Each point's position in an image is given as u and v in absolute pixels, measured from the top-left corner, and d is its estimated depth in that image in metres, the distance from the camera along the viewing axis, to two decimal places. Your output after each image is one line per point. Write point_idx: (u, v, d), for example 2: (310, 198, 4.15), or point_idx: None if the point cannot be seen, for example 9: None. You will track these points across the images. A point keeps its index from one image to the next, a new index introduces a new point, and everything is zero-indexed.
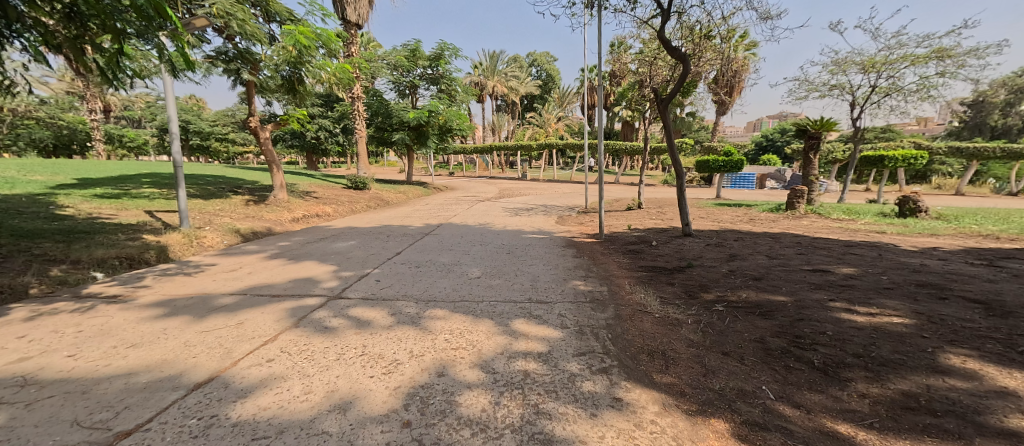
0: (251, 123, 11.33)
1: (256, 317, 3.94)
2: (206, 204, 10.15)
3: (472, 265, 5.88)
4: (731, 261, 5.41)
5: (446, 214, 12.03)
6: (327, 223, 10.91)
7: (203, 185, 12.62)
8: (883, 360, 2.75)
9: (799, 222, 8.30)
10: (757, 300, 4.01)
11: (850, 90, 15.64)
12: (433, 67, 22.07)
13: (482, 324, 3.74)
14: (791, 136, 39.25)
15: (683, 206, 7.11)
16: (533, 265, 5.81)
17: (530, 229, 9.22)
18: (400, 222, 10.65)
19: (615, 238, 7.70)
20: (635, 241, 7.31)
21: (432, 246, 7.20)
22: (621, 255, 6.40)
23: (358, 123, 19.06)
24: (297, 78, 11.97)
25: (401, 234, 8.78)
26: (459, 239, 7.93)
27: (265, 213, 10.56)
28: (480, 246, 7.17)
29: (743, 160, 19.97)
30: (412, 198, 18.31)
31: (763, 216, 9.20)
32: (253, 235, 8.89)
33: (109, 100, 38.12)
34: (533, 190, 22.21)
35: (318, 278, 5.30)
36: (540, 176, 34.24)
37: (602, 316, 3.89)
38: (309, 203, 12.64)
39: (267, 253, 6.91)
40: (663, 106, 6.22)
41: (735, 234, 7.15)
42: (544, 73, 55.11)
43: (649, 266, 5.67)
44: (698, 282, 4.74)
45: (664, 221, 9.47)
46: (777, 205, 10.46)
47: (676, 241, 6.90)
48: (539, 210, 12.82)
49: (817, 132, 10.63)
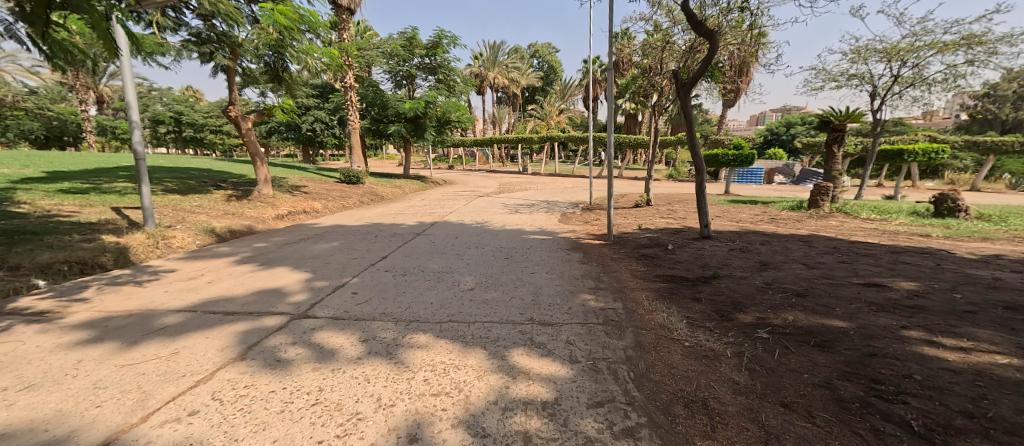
0: (229, 112, 10.39)
1: (197, 344, 3.23)
2: (182, 200, 9.43)
3: (465, 273, 5.15)
4: (764, 272, 4.66)
5: (441, 211, 11.28)
6: (314, 221, 10.19)
7: (183, 179, 11.87)
8: (1010, 426, 2.02)
9: (827, 222, 7.55)
10: (809, 325, 3.28)
11: (871, 80, 14.82)
12: (430, 56, 21.17)
13: (472, 355, 3.02)
14: (798, 130, 38.35)
15: (703, 206, 6.33)
16: (535, 274, 5.09)
17: (531, 229, 8.48)
18: (391, 220, 9.92)
19: (625, 240, 6.97)
20: (648, 244, 6.57)
21: (422, 249, 6.47)
22: (634, 261, 5.66)
23: (352, 114, 18.24)
24: (282, 64, 11.13)
25: (390, 233, 8.06)
26: (453, 240, 7.20)
27: (247, 210, 9.83)
28: (476, 249, 6.45)
29: (753, 154, 19.20)
30: (408, 193, 17.58)
31: (784, 215, 8.46)
32: (230, 235, 8.18)
33: (101, 91, 37.34)
34: (534, 185, 21.44)
35: (285, 289, 4.57)
36: (541, 170, 33.44)
37: (620, 346, 3.16)
38: (297, 199, 11.92)
39: (236, 257, 6.18)
40: (684, 92, 5.41)
41: (760, 236, 6.41)
42: (546, 65, 53.96)
43: (669, 275, 4.93)
44: (730, 298, 4.01)
45: (676, 220, 8.72)
46: (797, 203, 9.72)
47: (694, 245, 6.15)
48: (540, 207, 12.09)
49: (842, 124, 9.83)
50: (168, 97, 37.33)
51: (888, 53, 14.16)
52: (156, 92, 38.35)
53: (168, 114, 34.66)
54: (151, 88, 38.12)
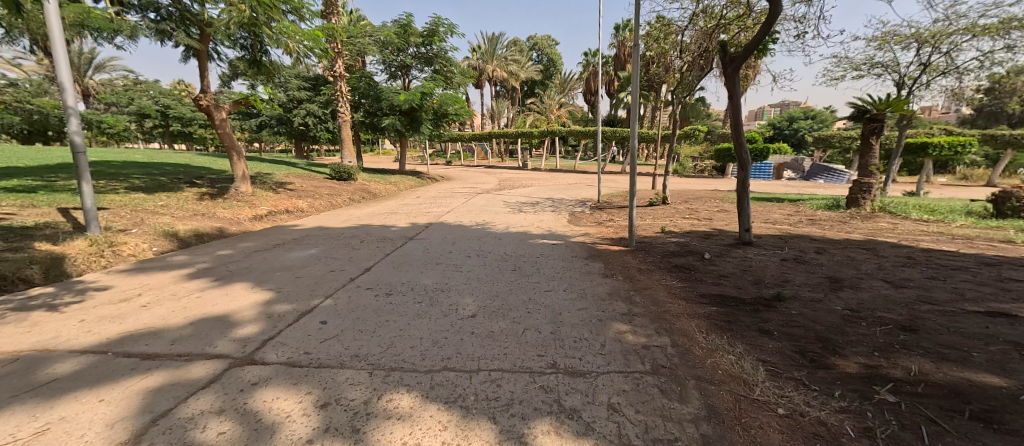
0: (200, 101, 9.18)
1: (77, 417, 2.23)
2: (145, 200, 8.41)
3: (465, 292, 4.17)
4: (841, 292, 3.71)
5: (437, 210, 10.28)
6: (295, 222, 9.20)
7: (153, 176, 10.83)
8: None
9: (878, 225, 6.62)
10: (950, 384, 2.31)
11: (897, 68, 13.86)
12: (426, 45, 20.06)
13: (478, 437, 2.06)
14: (803, 124, 37.45)
15: (744, 207, 5.32)
16: (551, 292, 4.15)
17: (538, 231, 7.50)
18: (382, 221, 8.95)
19: (650, 246, 6.01)
20: (678, 251, 5.62)
21: (413, 259, 5.48)
22: (669, 275, 4.68)
23: (342, 106, 17.08)
24: (260, 47, 10.05)
25: (378, 237, 7.09)
26: (450, 246, 6.21)
27: (220, 210, 8.81)
28: (477, 258, 5.50)
29: None
30: (403, 190, 16.59)
31: (822, 216, 7.53)
32: (195, 240, 7.16)
33: (85, 84, 36.09)
34: (535, 181, 20.51)
35: (235, 319, 3.55)
36: (541, 166, 32.44)
37: (689, 417, 2.19)
38: (279, 197, 10.91)
39: (190, 270, 5.16)
40: (733, 70, 4.43)
41: (810, 242, 5.48)
42: (546, 58, 52.75)
43: (718, 294, 3.97)
44: (813, 331, 3.07)
45: (701, 220, 7.76)
46: (831, 202, 8.81)
47: (736, 253, 5.18)
48: (546, 205, 11.14)
49: (880, 114, 8.87)
50: (156, 91, 36.04)
51: (917, 38, 13.14)
52: (143, 85, 37.04)
53: (154, 108, 33.37)
54: (138, 81, 36.79)
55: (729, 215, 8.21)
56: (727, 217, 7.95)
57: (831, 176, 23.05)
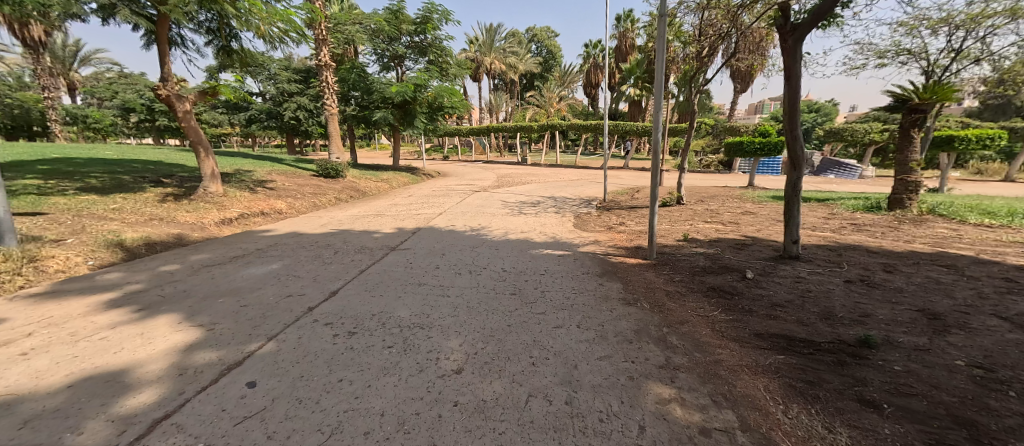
0: (158, 90, 8.11)
1: None
2: (95, 203, 7.44)
3: (450, 331, 3.22)
4: (949, 335, 2.77)
5: (428, 212, 9.31)
6: (269, 226, 8.24)
7: (116, 175, 9.86)
8: None
9: (938, 232, 5.67)
10: None
11: (925, 55, 12.73)
12: (420, 34, 18.84)
13: None
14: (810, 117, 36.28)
15: (793, 214, 4.35)
16: (561, 331, 3.21)
17: (541, 239, 6.52)
18: (365, 224, 7.96)
19: (674, 259, 5.07)
20: (710, 266, 4.68)
21: (391, 278, 4.52)
22: (707, 302, 3.73)
23: (328, 98, 15.94)
24: (228, 31, 9.06)
25: (357, 246, 6.14)
26: (438, 259, 5.25)
27: (182, 213, 7.83)
28: (468, 276, 4.56)
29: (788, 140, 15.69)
30: (395, 188, 15.62)
31: (866, 220, 6.60)
32: (144, 251, 6.19)
33: (70, 77, 34.85)
34: (535, 178, 19.55)
35: (132, 379, 2.60)
36: (541, 161, 31.43)
37: None
38: (255, 197, 9.93)
39: (115, 294, 4.20)
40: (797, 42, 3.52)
41: (872, 256, 4.53)
42: (545, 50, 51.40)
43: (781, 335, 3.03)
44: (942, 406, 2.13)
45: (727, 224, 6.80)
46: (869, 203, 7.85)
47: (784, 271, 4.23)
48: (548, 205, 10.18)
49: (925, 103, 7.83)
50: (143, 83, 34.76)
51: (949, 23, 12.12)
52: (130, 78, 35.81)
53: (140, 102, 32.20)
54: (123, 73, 35.50)
55: (756, 217, 7.25)
56: (755, 220, 6.99)
57: (843, 171, 22.06)
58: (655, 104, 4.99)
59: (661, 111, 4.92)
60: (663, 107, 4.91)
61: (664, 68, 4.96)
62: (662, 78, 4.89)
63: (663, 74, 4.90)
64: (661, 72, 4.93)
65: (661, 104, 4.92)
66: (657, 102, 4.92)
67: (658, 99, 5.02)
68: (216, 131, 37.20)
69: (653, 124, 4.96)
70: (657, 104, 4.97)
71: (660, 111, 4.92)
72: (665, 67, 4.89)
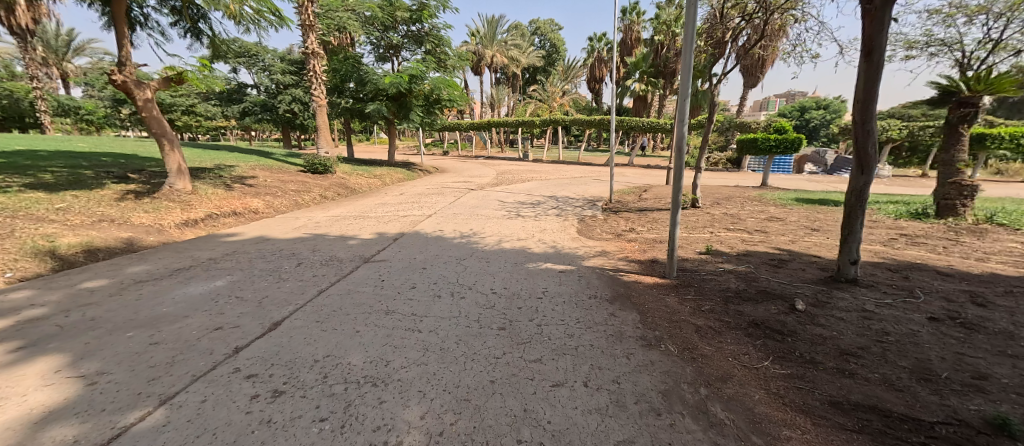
0: (112, 76, 7.24)
1: None
2: (39, 201, 6.64)
3: (411, 392, 2.37)
4: None
5: (416, 213, 8.44)
6: (238, 228, 7.42)
7: (77, 169, 9.02)
8: None
9: (1011, 246, 4.77)
10: None
11: (959, 46, 11.67)
12: (417, 23, 17.91)
13: None
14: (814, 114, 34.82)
15: (855, 231, 3.48)
16: (562, 393, 2.35)
17: (539, 248, 5.66)
18: (342, 228, 7.10)
19: (700, 279, 4.20)
20: (745, 289, 3.80)
21: (352, 303, 3.66)
22: (753, 345, 2.86)
23: (316, 88, 14.97)
24: (195, 11, 8.23)
25: (326, 255, 5.29)
26: (415, 276, 4.39)
27: (139, 214, 7.00)
28: (448, 301, 3.72)
29: (804, 137, 14.71)
30: (387, 184, 14.77)
31: (916, 229, 5.71)
32: (81, 260, 5.36)
33: (63, 67, 33.97)
34: (537, 174, 18.63)
35: None
36: (543, 156, 30.49)
37: None
38: (229, 195, 9.12)
39: (4, 322, 3.36)
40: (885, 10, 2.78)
41: (950, 281, 3.64)
42: (549, 43, 50.22)
43: (869, 407, 2.16)
44: None
45: (754, 232, 5.92)
46: (912, 210, 6.95)
47: (844, 301, 3.35)
48: (549, 207, 9.28)
49: (975, 96, 6.90)
50: None
51: (989, 11, 11.03)
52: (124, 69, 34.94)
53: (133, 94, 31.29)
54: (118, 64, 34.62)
55: (785, 224, 6.37)
56: (786, 227, 6.11)
57: None
58: (680, 91, 4.10)
59: (687, 101, 4.04)
60: (690, 95, 4.03)
61: (693, 45, 4.06)
62: (690, 59, 4.00)
63: (691, 53, 4.00)
64: (688, 48, 4.03)
65: (688, 91, 4.04)
66: (683, 90, 4.03)
67: (683, 86, 4.13)
68: (211, 124, 36.27)
69: (677, 116, 4.08)
70: (683, 91, 4.07)
71: (686, 101, 4.04)
72: (693, 46, 4.00)
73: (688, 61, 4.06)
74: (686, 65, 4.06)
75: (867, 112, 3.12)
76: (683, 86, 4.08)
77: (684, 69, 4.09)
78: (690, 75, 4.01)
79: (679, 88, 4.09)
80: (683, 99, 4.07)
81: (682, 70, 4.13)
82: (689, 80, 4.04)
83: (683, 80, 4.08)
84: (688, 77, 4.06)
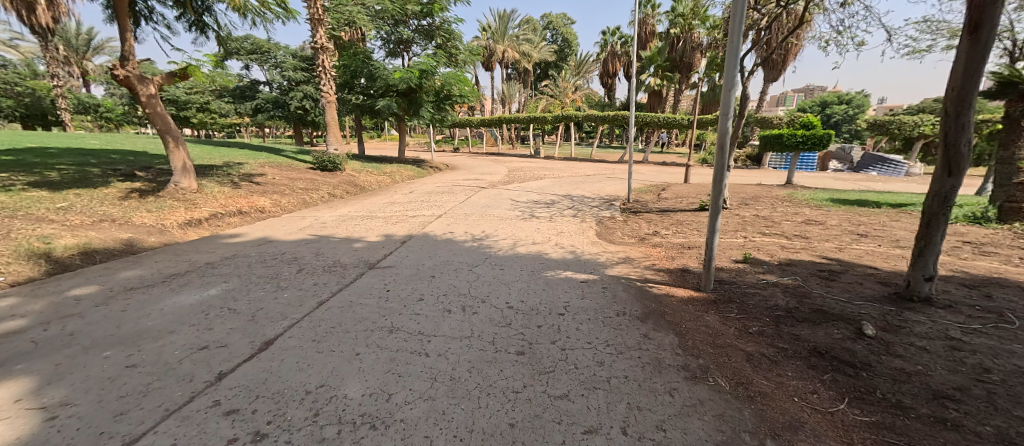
0: (115, 71, 7.03)
1: None
2: (40, 200, 6.46)
3: (416, 438, 1.98)
4: None
5: (425, 213, 8.08)
6: (242, 229, 7.16)
7: (84, 167, 8.90)
8: None
9: None
10: None
11: (1009, 34, 10.79)
12: (427, 17, 17.55)
13: None
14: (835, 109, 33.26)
15: (934, 243, 3.01)
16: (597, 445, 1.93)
17: (557, 253, 5.23)
18: (348, 229, 6.77)
19: (742, 294, 3.72)
20: (798, 308, 3.32)
21: (352, 318, 3.29)
22: (822, 381, 2.40)
23: (326, 84, 14.71)
24: (199, 3, 7.98)
25: (329, 260, 4.95)
26: (423, 286, 4.01)
27: (141, 214, 6.79)
28: (459, 317, 3.33)
29: (832, 133, 13.93)
30: (397, 182, 14.49)
31: (978, 235, 5.12)
32: (78, 263, 5.13)
33: (83, 66, 34.48)
34: (549, 172, 18.14)
35: None
36: (555, 153, 29.94)
37: None
38: (235, 193, 8.89)
39: None
40: None
41: None
42: (561, 38, 49.39)
43: None
44: None
45: (794, 237, 5.38)
46: (968, 214, 6.29)
47: (921, 326, 2.86)
48: (564, 207, 8.82)
49: None
50: None
51: None
52: None
53: None
54: None
55: (826, 228, 5.82)
56: (828, 232, 5.56)
57: (886, 168, 19.69)
58: (725, 78, 3.53)
59: (734, 90, 3.47)
60: (739, 84, 3.45)
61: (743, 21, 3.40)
62: (740, 41, 3.39)
63: (740, 34, 3.38)
64: (738, 25, 3.36)
65: (737, 79, 3.44)
66: (731, 78, 3.44)
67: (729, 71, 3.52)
68: (225, 121, 36.54)
69: (721, 108, 3.54)
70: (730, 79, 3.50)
71: (734, 91, 3.48)
72: (743, 23, 3.37)
73: (735, 42, 3.45)
74: (734, 47, 3.43)
75: (964, 101, 2.72)
76: (729, 73, 3.49)
77: (731, 51, 3.47)
78: (740, 59, 3.40)
79: (725, 73, 3.51)
80: (730, 88, 3.49)
81: (728, 52, 3.52)
82: (738, 67, 3.44)
83: (731, 64, 3.48)
84: (736, 61, 3.44)
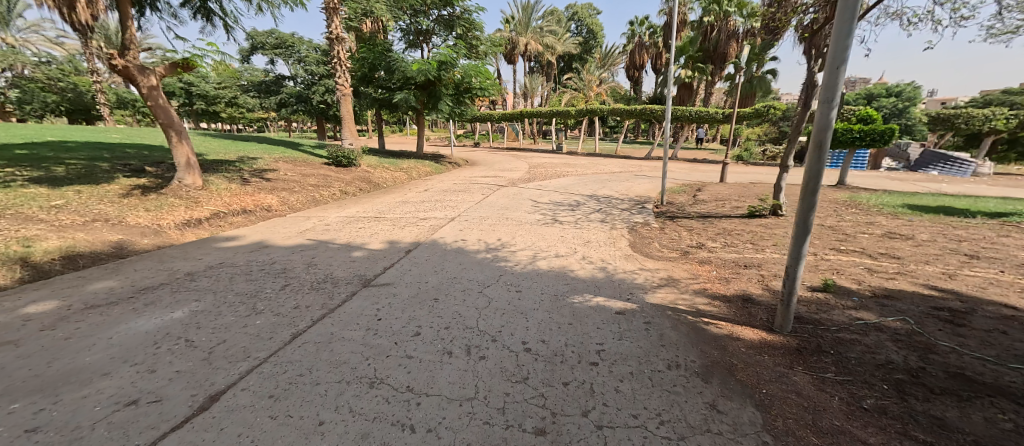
0: (112, 61, 6.65)
1: None
2: (37, 198, 6.15)
3: None
4: None
5: (438, 215, 7.40)
6: (241, 230, 6.67)
7: (95, 162, 8.68)
8: None
9: None
10: None
11: None
12: (447, 7, 16.79)
13: None
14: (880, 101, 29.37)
15: None
16: None
17: (585, 271, 4.41)
18: (352, 233, 6.15)
19: (836, 341, 2.79)
20: (926, 371, 2.39)
21: (328, 362, 2.60)
22: None
23: (341, 76, 14.24)
24: None
25: (321, 274, 4.28)
26: (422, 314, 3.29)
27: (138, 214, 6.38)
28: (462, 364, 2.58)
29: (896, 128, 12.33)
30: (413, 178, 13.93)
31: None
32: (57, 269, 4.69)
33: None
34: (572, 168, 17.17)
35: None
36: (579, 148, 28.76)
37: None
38: (242, 190, 8.45)
39: None
40: None
41: None
42: (586, 29, 47.79)
43: None
44: None
45: (879, 257, 4.35)
46: None
47: None
48: (591, 210, 7.95)
49: None
50: None
51: None
52: None
53: None
54: None
55: (916, 244, 4.74)
56: (922, 250, 4.50)
57: (949, 167, 17.59)
58: (832, 52, 2.59)
59: (844, 69, 2.55)
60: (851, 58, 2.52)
61: None
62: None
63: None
64: None
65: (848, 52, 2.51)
66: (840, 49, 2.51)
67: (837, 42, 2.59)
68: (253, 116, 37.12)
69: (821, 93, 2.65)
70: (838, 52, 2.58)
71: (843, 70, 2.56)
72: None
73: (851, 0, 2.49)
74: (849, 7, 2.47)
75: None
76: (839, 44, 2.54)
77: (843, 14, 2.52)
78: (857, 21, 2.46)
79: (831, 46, 2.57)
80: (838, 66, 2.57)
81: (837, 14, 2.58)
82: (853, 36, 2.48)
83: (842, 30, 2.53)
84: (851, 28, 2.49)
